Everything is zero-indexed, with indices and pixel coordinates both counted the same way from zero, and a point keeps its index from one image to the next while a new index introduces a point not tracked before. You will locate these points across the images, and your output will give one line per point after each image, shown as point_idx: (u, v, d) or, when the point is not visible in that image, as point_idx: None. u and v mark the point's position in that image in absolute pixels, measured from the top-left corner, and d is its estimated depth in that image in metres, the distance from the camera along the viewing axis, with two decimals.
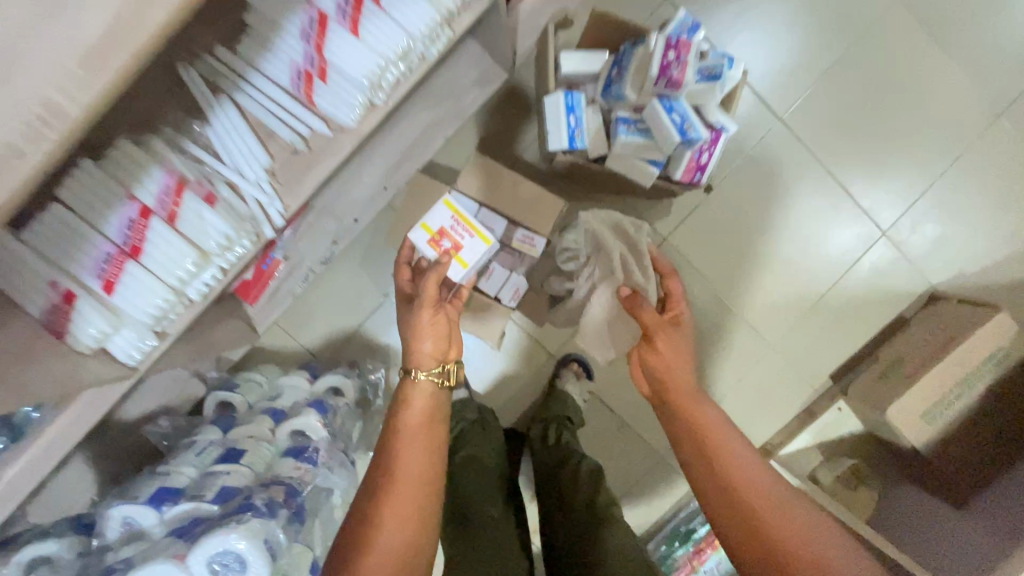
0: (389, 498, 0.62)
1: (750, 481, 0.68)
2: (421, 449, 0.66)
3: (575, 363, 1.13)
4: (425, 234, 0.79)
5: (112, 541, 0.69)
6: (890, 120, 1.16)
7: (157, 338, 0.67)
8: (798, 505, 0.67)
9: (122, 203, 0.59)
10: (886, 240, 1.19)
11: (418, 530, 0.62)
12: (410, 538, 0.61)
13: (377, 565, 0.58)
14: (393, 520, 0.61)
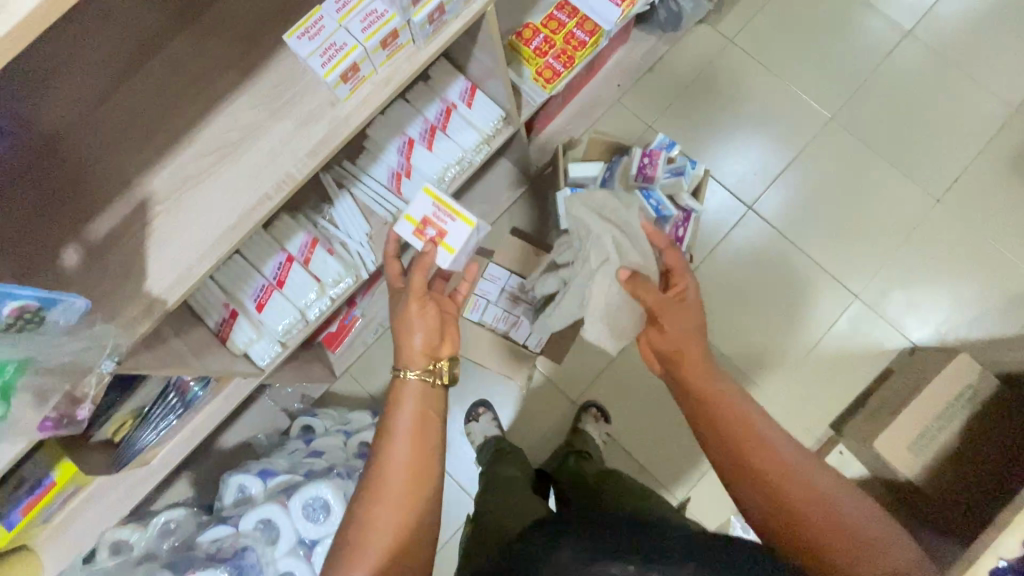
0: (378, 498, 0.65)
1: (765, 441, 0.71)
2: (409, 447, 0.69)
3: (594, 408, 1.31)
4: (410, 224, 0.84)
5: (226, 504, 0.91)
6: (846, 207, 1.43)
7: (281, 347, 0.94)
8: (817, 468, 0.69)
9: (278, 253, 0.93)
10: (860, 302, 1.39)
11: (406, 528, 0.64)
12: (399, 535, 0.64)
13: (369, 561, 0.61)
14: (379, 515, 0.64)
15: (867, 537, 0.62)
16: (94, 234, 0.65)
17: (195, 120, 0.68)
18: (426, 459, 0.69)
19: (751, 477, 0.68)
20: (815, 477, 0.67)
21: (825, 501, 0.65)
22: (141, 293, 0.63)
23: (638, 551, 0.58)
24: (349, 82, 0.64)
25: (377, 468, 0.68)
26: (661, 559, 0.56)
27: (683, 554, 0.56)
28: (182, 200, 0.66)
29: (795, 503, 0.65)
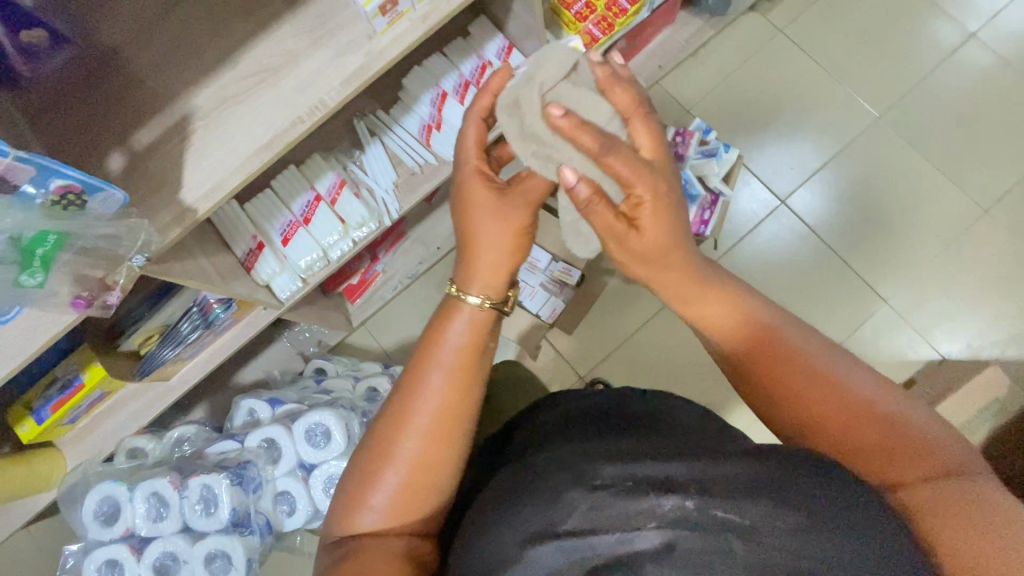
0: (404, 430, 0.64)
1: (803, 358, 0.61)
2: (443, 382, 0.65)
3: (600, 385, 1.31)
4: (537, 100, 0.76)
5: (235, 424, 0.95)
6: (885, 210, 1.38)
7: (301, 283, 0.97)
8: (876, 377, 0.59)
9: (308, 192, 0.96)
10: (890, 308, 1.34)
11: (425, 467, 0.63)
12: (417, 472, 0.63)
13: (385, 494, 0.63)
14: (398, 446, 0.63)
15: (933, 444, 0.54)
16: (138, 142, 0.69)
17: (240, 44, 0.71)
18: (466, 396, 0.66)
19: (790, 403, 0.59)
20: (870, 388, 0.57)
21: (883, 413, 0.56)
22: (175, 200, 0.67)
23: (674, 476, 0.53)
24: (388, 14, 0.66)
25: (410, 403, 0.64)
26: (704, 488, 0.51)
27: (728, 487, 0.50)
28: (221, 117, 0.69)
29: (847, 420, 0.56)
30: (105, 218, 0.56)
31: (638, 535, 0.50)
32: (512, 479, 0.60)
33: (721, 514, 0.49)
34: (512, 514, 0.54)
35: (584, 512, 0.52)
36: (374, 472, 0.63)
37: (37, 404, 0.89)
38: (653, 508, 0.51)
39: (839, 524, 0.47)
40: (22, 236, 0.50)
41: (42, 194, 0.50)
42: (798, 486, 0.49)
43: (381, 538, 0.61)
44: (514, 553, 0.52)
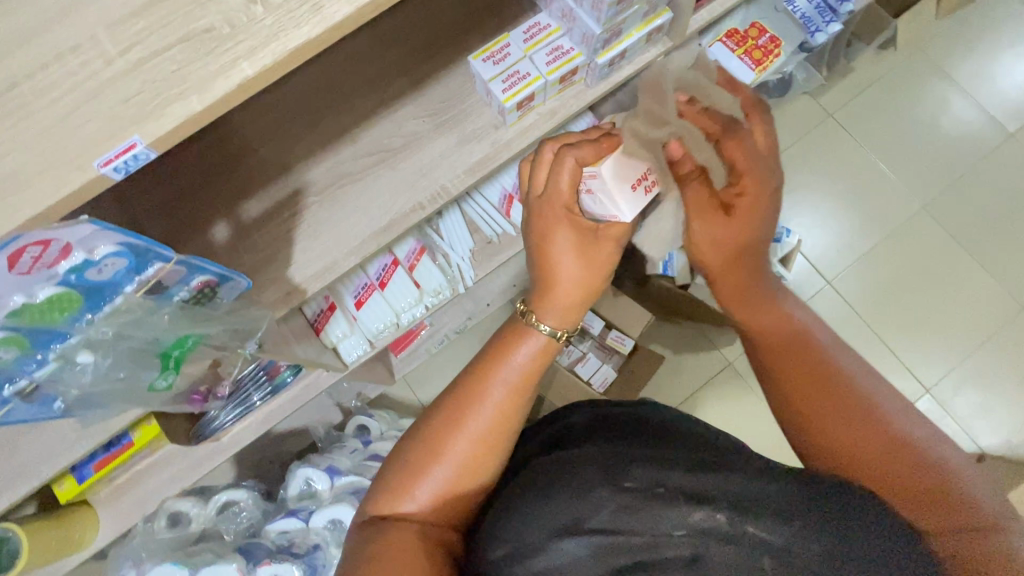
0: (459, 427, 0.56)
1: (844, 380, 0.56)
2: (513, 387, 0.58)
3: None
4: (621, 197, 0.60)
5: (292, 494, 0.90)
6: (927, 298, 1.41)
7: (368, 347, 0.94)
8: (907, 416, 0.54)
9: (385, 255, 0.93)
10: (931, 395, 1.36)
11: (474, 473, 0.56)
12: (463, 476, 0.56)
13: (426, 492, 0.55)
14: (450, 444, 0.56)
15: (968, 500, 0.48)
16: (245, 214, 0.66)
17: (361, 120, 0.69)
18: (521, 409, 0.58)
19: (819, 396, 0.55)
20: (905, 425, 0.53)
21: (914, 455, 0.50)
22: (284, 278, 0.64)
23: (707, 488, 0.49)
24: (521, 109, 0.66)
25: (473, 406, 0.57)
26: (739, 503, 0.48)
27: (766, 506, 0.48)
28: (337, 195, 0.67)
29: (870, 452, 0.51)
30: (229, 307, 0.53)
31: (665, 545, 0.48)
32: (534, 470, 0.55)
33: (753, 531, 0.47)
34: (541, 507, 0.50)
35: (611, 512, 0.49)
36: (420, 463, 0.55)
37: (79, 462, 0.81)
38: (682, 517, 0.48)
39: (863, 550, 0.45)
40: (163, 342, 0.47)
41: (185, 291, 0.46)
42: (829, 505, 0.47)
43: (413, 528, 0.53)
44: (538, 546, 0.49)
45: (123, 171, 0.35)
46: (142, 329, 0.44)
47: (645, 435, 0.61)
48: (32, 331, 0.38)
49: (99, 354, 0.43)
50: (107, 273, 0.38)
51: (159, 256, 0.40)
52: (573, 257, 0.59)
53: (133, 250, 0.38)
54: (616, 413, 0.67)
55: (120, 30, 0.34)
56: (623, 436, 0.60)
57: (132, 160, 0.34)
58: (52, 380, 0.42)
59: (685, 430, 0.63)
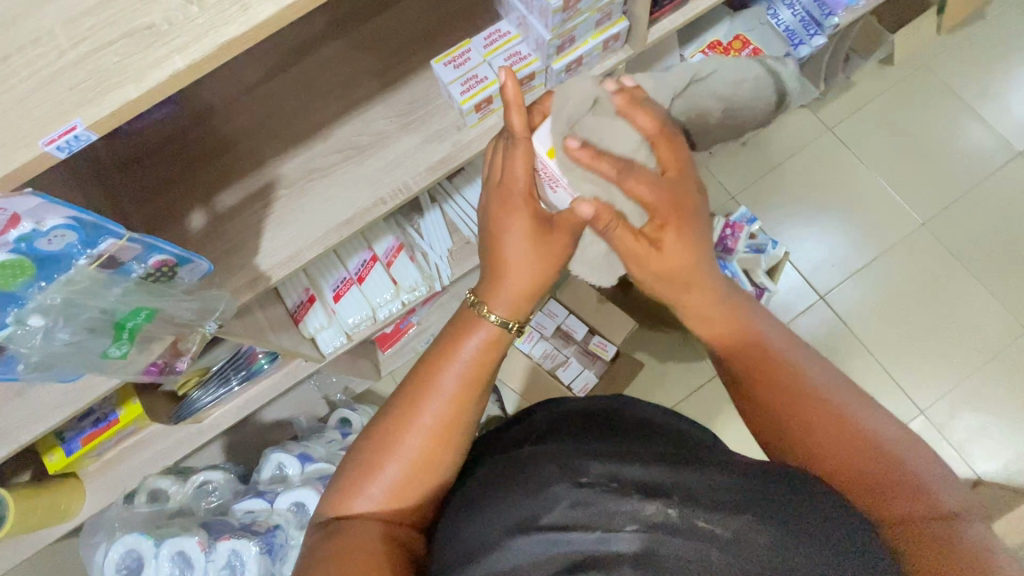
0: (412, 423, 0.57)
1: (799, 366, 0.59)
2: (466, 380, 0.59)
3: None
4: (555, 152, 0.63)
5: (265, 476, 0.93)
6: (924, 318, 1.38)
7: (345, 339, 0.97)
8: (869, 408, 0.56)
9: (364, 251, 0.97)
10: (925, 418, 1.32)
11: (426, 468, 0.57)
12: (415, 471, 0.57)
13: (378, 488, 0.56)
14: (403, 439, 0.56)
15: (924, 489, 0.50)
16: (220, 203, 0.70)
17: (334, 119, 0.73)
18: (473, 401, 0.59)
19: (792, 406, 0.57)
20: (868, 417, 0.55)
21: (876, 445, 0.52)
22: (251, 265, 0.68)
23: (660, 482, 0.49)
24: (480, 111, 0.69)
25: (427, 402, 0.58)
26: (689, 495, 0.47)
27: (713, 495, 0.47)
28: (305, 189, 0.71)
29: (822, 432, 0.54)
30: (189, 287, 0.56)
31: (617, 535, 0.46)
32: (495, 477, 0.56)
33: (705, 523, 0.45)
34: (495, 510, 0.51)
35: (568, 507, 0.48)
36: (375, 459, 0.57)
37: (69, 434, 0.86)
38: (636, 511, 0.46)
39: (814, 550, 0.43)
40: (117, 313, 0.51)
41: (141, 268, 0.50)
42: (778, 501, 0.47)
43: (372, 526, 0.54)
44: (496, 541, 0.48)
45: (68, 150, 0.39)
46: (95, 298, 0.48)
47: (610, 436, 0.61)
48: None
49: (55, 318, 0.47)
50: (59, 245, 0.42)
51: (110, 232, 0.44)
52: (524, 246, 0.61)
53: (82, 224, 0.42)
54: (588, 418, 0.67)
55: (74, 27, 0.38)
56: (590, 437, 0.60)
57: (75, 140, 0.38)
58: (10, 339, 0.46)
59: (647, 432, 0.63)
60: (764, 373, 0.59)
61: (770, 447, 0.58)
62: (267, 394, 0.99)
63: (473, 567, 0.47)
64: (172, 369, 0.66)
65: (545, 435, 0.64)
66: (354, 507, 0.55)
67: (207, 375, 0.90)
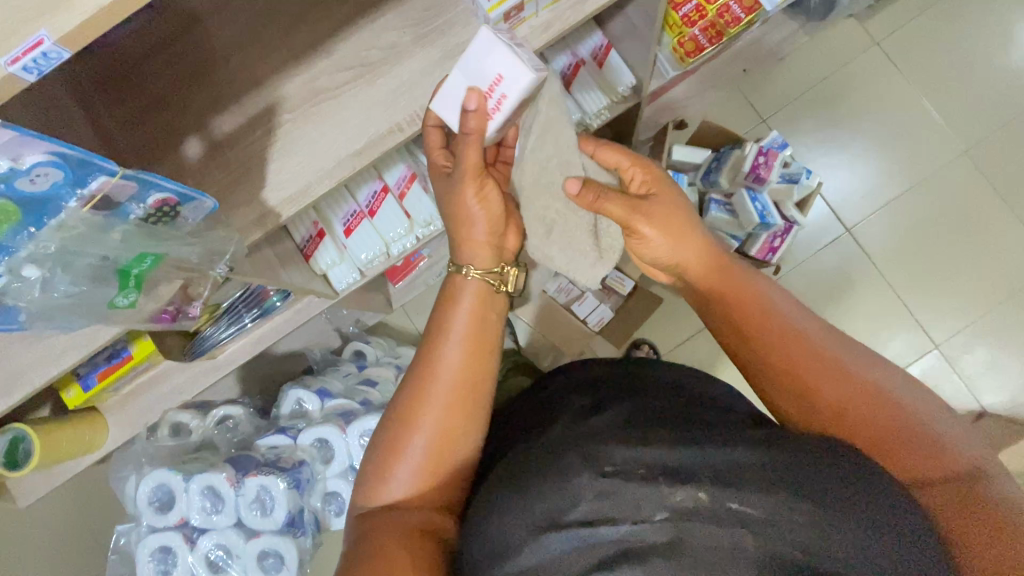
0: (425, 399, 0.57)
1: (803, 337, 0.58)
2: (467, 350, 0.59)
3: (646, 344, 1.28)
4: None
5: (284, 412, 0.93)
6: (951, 253, 1.33)
7: (358, 276, 0.93)
8: (870, 360, 0.57)
9: (375, 181, 0.91)
10: (938, 351, 1.31)
11: (446, 442, 0.57)
12: (435, 447, 0.57)
13: (403, 470, 0.56)
14: (419, 416, 0.57)
15: (944, 441, 0.51)
16: (217, 129, 0.62)
17: (339, 29, 0.63)
18: (480, 368, 0.59)
19: (833, 380, 0.55)
20: (871, 374, 0.55)
21: (892, 406, 0.53)
22: (259, 200, 0.62)
23: (683, 463, 0.50)
24: (509, 21, 0.60)
25: (434, 379, 0.58)
26: (715, 479, 0.48)
27: (741, 479, 0.48)
28: (311, 113, 0.63)
29: (852, 400, 0.54)
30: (194, 228, 0.51)
31: (647, 525, 0.47)
32: (520, 457, 0.56)
33: (735, 506, 0.47)
34: (519, 502, 0.50)
35: (592, 500, 0.48)
36: (398, 445, 0.57)
37: (84, 371, 0.84)
38: (664, 498, 0.48)
39: (844, 533, 0.45)
40: (120, 260, 0.46)
41: (141, 208, 0.44)
42: (804, 478, 0.48)
43: (409, 510, 0.55)
44: (523, 541, 0.48)
45: (37, 72, 0.31)
46: (96, 243, 0.43)
47: (626, 405, 0.60)
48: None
49: (51, 266, 0.42)
50: (43, 185, 0.37)
51: (100, 169, 0.39)
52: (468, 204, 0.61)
53: (67, 161, 0.36)
54: (602, 386, 0.66)
55: None
56: (603, 409, 0.60)
57: (44, 59, 0.31)
58: (6, 291, 0.42)
59: (669, 395, 0.62)
60: (761, 344, 0.59)
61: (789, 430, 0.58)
62: (278, 332, 0.95)
63: (506, 564, 0.48)
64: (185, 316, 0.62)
65: (562, 410, 0.63)
66: (388, 493, 0.56)
67: (218, 313, 0.85)
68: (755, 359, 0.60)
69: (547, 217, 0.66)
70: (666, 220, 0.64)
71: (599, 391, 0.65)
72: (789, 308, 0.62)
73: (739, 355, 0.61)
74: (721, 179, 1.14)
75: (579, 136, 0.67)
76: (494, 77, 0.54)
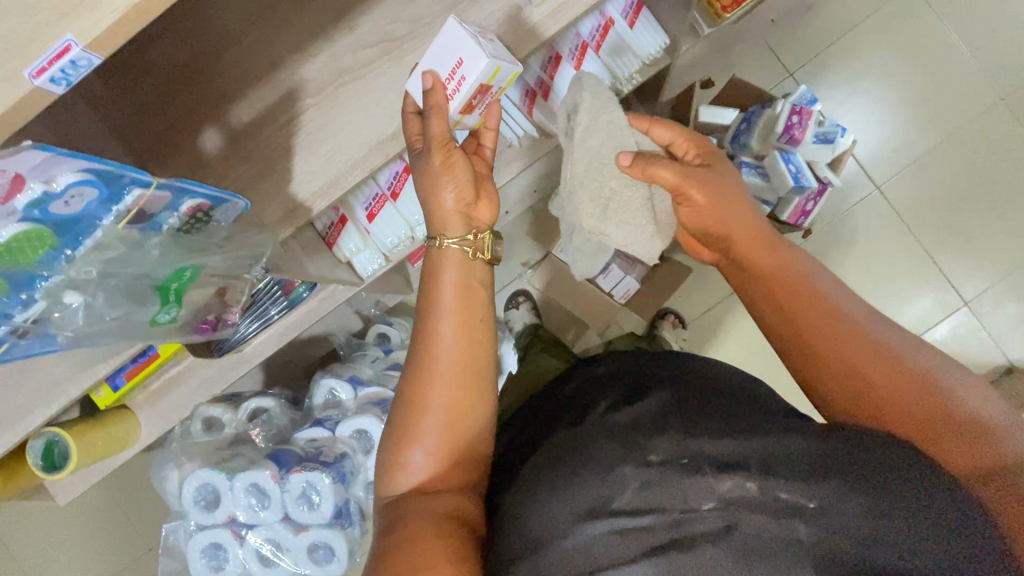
0: (431, 378, 0.55)
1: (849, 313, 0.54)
2: (462, 326, 0.56)
3: (672, 314, 1.24)
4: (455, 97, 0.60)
5: (317, 403, 0.91)
6: (982, 206, 1.29)
7: (384, 261, 0.90)
8: (912, 339, 0.52)
9: (396, 163, 0.85)
10: (967, 308, 1.29)
11: (456, 419, 0.55)
12: (446, 426, 0.54)
13: (418, 451, 0.54)
14: (427, 396, 0.55)
15: (995, 428, 0.47)
16: (236, 119, 0.58)
17: (360, 0, 0.58)
18: (478, 342, 0.57)
19: (880, 359, 0.51)
20: (913, 353, 0.51)
21: (945, 393, 0.48)
22: (288, 193, 0.58)
23: (732, 451, 0.48)
24: None
25: (439, 359, 0.55)
26: (765, 467, 0.46)
27: (795, 467, 0.46)
28: (335, 97, 0.58)
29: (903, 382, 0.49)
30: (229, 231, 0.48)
31: (694, 516, 0.46)
32: (560, 447, 0.55)
33: (788, 496, 0.45)
34: (559, 491, 0.50)
35: (637, 490, 0.48)
36: (410, 430, 0.55)
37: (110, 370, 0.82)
38: (712, 488, 0.46)
39: (905, 522, 0.43)
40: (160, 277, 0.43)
41: (176, 216, 0.41)
42: (873, 467, 0.45)
43: (437, 497, 0.52)
44: (565, 530, 0.47)
45: (66, 84, 0.28)
46: (134, 260, 0.40)
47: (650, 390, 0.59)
48: (7, 270, 0.34)
49: (88, 290, 0.39)
50: (77, 205, 0.33)
51: (133, 180, 0.35)
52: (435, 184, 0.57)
53: (99, 176, 0.33)
54: (625, 373, 0.65)
55: None
56: (631, 396, 0.59)
57: (70, 69, 0.27)
58: (45, 321, 0.39)
59: (690, 377, 0.60)
60: (798, 317, 0.55)
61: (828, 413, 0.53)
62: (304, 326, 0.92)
63: (547, 552, 0.47)
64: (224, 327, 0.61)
65: (589, 398, 0.62)
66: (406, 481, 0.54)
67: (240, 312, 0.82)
68: (789, 335, 0.55)
69: (603, 199, 0.69)
70: (721, 192, 0.60)
71: (621, 380, 0.64)
72: (823, 280, 0.57)
73: (771, 330, 0.57)
74: (751, 141, 1.09)
75: (631, 116, 0.64)
76: (455, 61, 0.54)
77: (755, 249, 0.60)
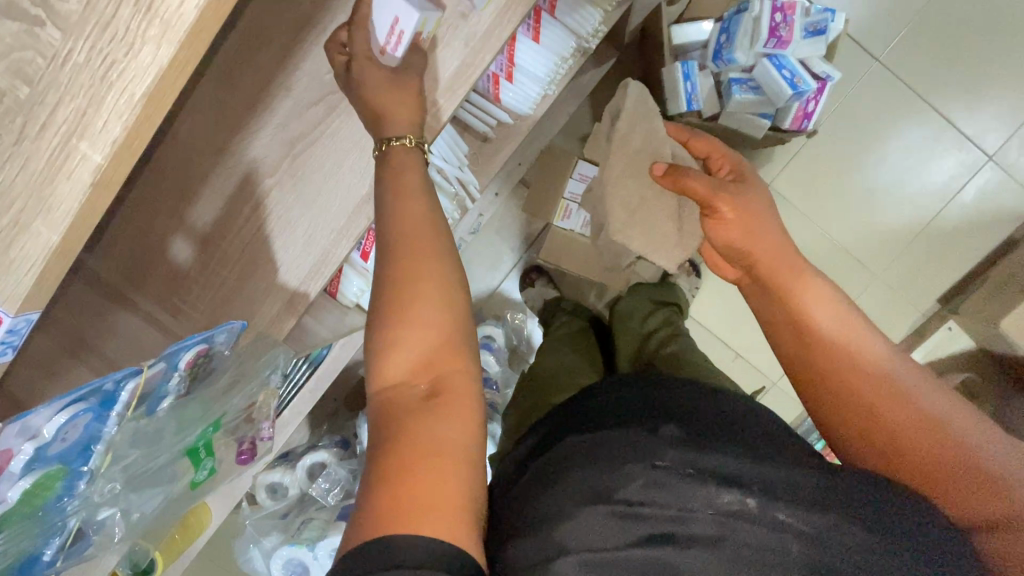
0: (418, 267, 0.43)
1: (868, 346, 0.53)
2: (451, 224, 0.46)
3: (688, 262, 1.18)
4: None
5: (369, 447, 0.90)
6: (1001, 44, 1.13)
7: None
8: (933, 383, 0.51)
9: None
10: (992, 163, 1.16)
11: (452, 322, 0.43)
12: (444, 327, 0.43)
13: (405, 354, 0.42)
14: (417, 286, 0.43)
15: (1008, 482, 0.44)
16: (199, 222, 0.52)
17: (288, 52, 0.51)
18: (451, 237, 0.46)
19: (884, 388, 0.50)
20: (927, 393, 0.50)
21: (948, 430, 0.47)
22: (274, 285, 0.52)
23: (734, 469, 0.44)
24: None
25: (428, 267, 0.43)
26: (770, 488, 0.42)
27: (795, 492, 0.42)
28: (295, 169, 0.52)
29: (906, 414, 0.49)
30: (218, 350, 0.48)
31: (692, 518, 0.41)
32: (571, 446, 0.49)
33: (785, 517, 0.41)
34: (566, 478, 0.45)
35: (642, 486, 0.42)
36: (394, 323, 0.42)
37: None
38: (710, 500, 0.42)
39: (899, 540, 0.40)
40: (158, 441, 0.47)
41: (177, 374, 0.44)
42: (851, 494, 0.43)
43: (438, 413, 0.40)
44: (565, 512, 0.42)
45: (14, 349, 0.32)
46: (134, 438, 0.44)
47: (657, 416, 0.52)
48: (37, 512, 0.39)
49: (111, 475, 0.44)
50: (74, 432, 0.37)
51: (119, 381, 0.38)
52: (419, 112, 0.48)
53: (86, 404, 0.37)
54: (632, 395, 0.58)
55: None
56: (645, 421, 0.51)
57: (12, 331, 0.30)
58: (85, 518, 0.45)
59: (688, 402, 0.55)
60: (811, 347, 0.55)
61: (836, 441, 0.53)
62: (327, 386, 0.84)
63: (545, 531, 0.41)
64: (265, 442, 0.61)
65: (593, 415, 0.56)
66: (392, 395, 0.42)
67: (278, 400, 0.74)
68: (796, 355, 0.56)
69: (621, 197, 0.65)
70: (750, 209, 0.58)
71: (635, 403, 0.56)
72: (827, 307, 0.55)
73: (777, 349, 0.58)
74: (739, 55, 0.98)
75: (670, 125, 0.67)
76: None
77: (765, 264, 0.58)
